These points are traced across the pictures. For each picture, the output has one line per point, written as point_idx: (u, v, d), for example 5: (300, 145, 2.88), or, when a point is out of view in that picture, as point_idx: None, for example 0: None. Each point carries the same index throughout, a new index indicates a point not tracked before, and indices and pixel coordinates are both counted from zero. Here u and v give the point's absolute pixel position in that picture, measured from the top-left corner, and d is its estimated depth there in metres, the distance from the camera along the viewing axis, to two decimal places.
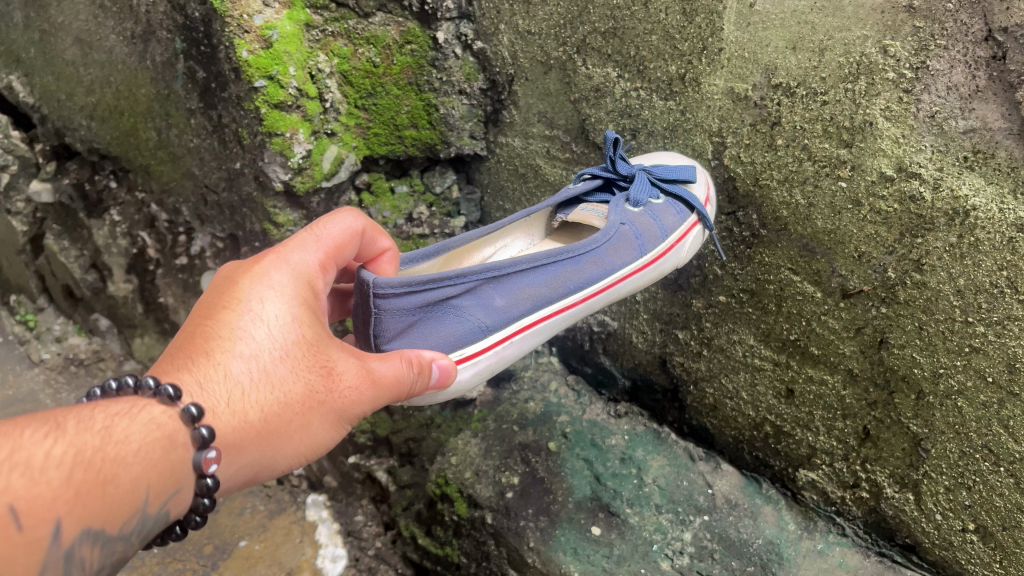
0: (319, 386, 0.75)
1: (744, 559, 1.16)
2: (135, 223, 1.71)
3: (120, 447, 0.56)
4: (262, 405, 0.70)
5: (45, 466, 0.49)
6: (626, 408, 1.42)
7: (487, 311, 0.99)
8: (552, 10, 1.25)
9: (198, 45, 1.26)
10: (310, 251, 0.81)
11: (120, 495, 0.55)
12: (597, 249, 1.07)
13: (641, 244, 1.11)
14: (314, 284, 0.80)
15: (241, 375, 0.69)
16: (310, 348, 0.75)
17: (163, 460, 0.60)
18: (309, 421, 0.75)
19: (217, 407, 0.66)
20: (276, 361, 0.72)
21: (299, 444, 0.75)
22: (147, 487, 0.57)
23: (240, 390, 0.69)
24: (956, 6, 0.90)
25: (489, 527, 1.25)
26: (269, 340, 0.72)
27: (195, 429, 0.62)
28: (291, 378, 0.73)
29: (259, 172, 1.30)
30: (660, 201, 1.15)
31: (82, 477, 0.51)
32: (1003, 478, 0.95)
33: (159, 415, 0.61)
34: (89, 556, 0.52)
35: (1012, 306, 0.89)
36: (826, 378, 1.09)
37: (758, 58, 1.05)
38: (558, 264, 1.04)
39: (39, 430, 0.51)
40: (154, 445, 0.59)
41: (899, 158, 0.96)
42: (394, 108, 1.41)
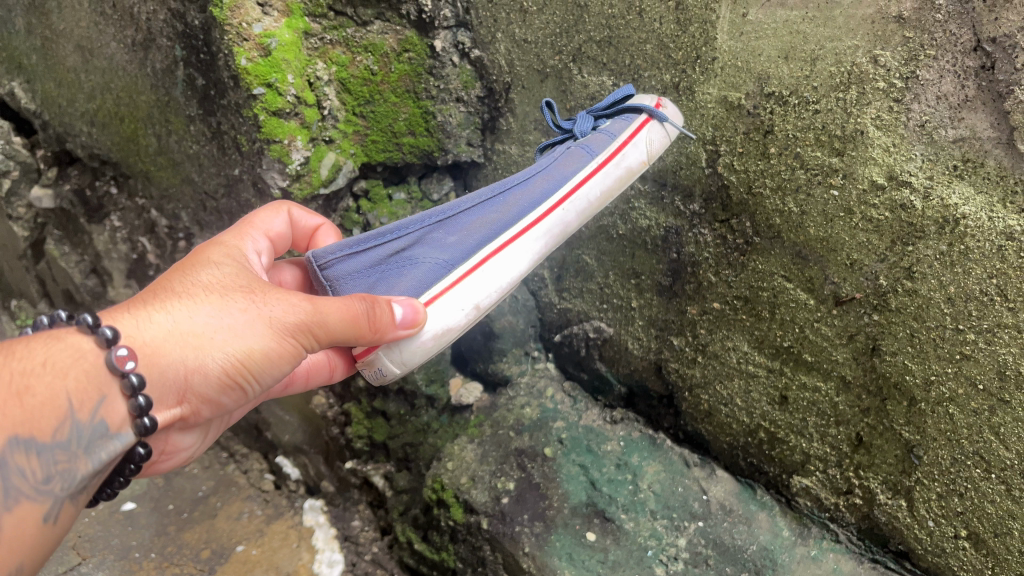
0: (238, 297, 0.81)
1: (738, 564, 1.18)
2: (135, 228, 1.72)
3: (26, 358, 0.66)
4: (177, 316, 0.77)
5: None
6: (622, 414, 1.42)
7: (443, 248, 1.10)
8: (548, 18, 1.25)
9: (198, 53, 1.27)
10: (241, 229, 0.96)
11: (36, 402, 0.66)
12: (540, 170, 1.15)
13: (587, 150, 1.15)
14: (236, 244, 0.92)
15: (154, 296, 0.79)
16: (226, 274, 0.84)
17: (73, 368, 0.70)
18: (233, 327, 0.79)
19: (125, 320, 0.75)
20: (192, 286, 0.80)
21: (229, 347, 0.78)
22: (64, 393, 0.68)
23: (153, 305, 0.78)
24: (945, 16, 0.90)
25: (484, 532, 1.25)
26: (187, 275, 0.82)
27: (95, 331, 0.71)
28: (206, 294, 0.80)
29: (258, 178, 1.31)
30: (609, 121, 1.18)
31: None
32: (994, 485, 0.96)
33: (63, 333, 0.71)
34: (23, 457, 0.65)
35: (1002, 314, 0.91)
36: (819, 384, 1.10)
37: (751, 67, 1.06)
38: (503, 193, 1.14)
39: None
40: (62, 358, 0.70)
41: (890, 166, 0.96)
42: (392, 115, 1.42)
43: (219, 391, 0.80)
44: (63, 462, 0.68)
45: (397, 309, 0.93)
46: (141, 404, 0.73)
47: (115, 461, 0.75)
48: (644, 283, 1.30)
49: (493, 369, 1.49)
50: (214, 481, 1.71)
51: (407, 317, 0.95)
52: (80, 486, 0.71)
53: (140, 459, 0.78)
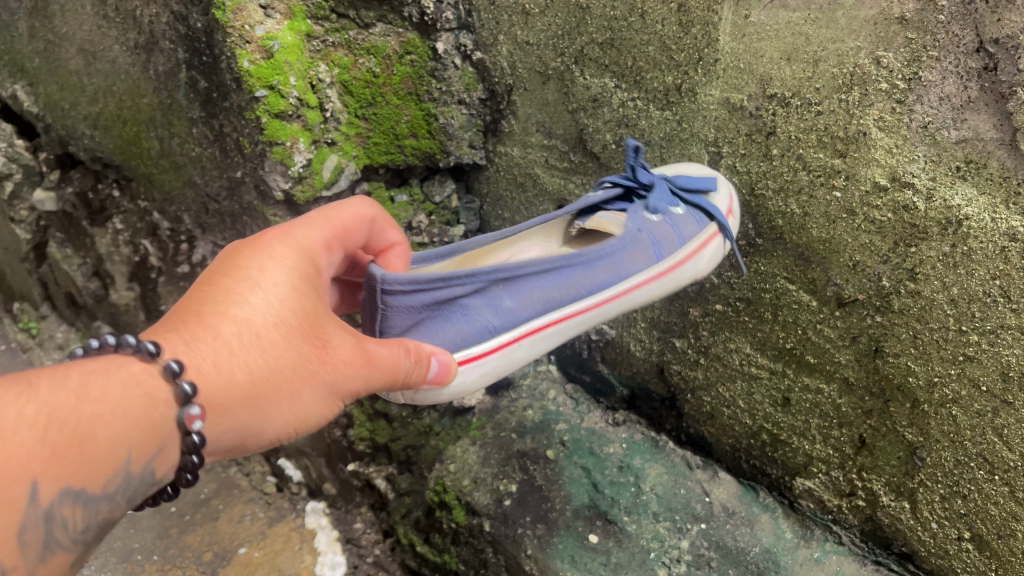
0: (309, 356, 0.72)
1: (742, 567, 1.17)
2: (137, 231, 1.73)
3: (97, 401, 0.55)
4: (252, 368, 0.68)
5: (17, 427, 0.49)
6: (625, 417, 1.41)
7: (499, 311, 0.98)
8: (550, 20, 1.25)
9: (200, 55, 1.28)
10: (320, 222, 0.82)
11: (99, 453, 0.54)
12: (611, 255, 1.05)
13: (657, 250, 1.08)
14: (313, 250, 0.79)
15: (231, 331, 0.68)
16: (299, 317, 0.72)
17: (146, 415, 0.58)
18: (299, 388, 0.72)
19: (203, 367, 0.64)
20: (270, 327, 0.70)
21: (291, 410, 0.72)
22: (129, 446, 0.57)
23: (232, 349, 0.67)
24: (948, 17, 0.90)
25: (487, 534, 1.25)
26: (264, 307, 0.70)
27: (177, 384, 0.60)
28: (284, 345, 0.70)
29: (260, 181, 1.31)
30: (679, 211, 1.11)
31: (54, 434, 0.51)
32: (998, 487, 0.95)
33: (136, 372, 0.59)
34: (71, 514, 0.53)
35: (1006, 315, 0.90)
36: (822, 386, 1.10)
37: (753, 69, 1.06)
38: (569, 269, 1.03)
39: (8, 391, 0.50)
40: (134, 401, 0.58)
41: (893, 167, 0.96)
42: (394, 117, 1.42)
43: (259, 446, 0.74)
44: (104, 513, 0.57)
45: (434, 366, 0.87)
46: (195, 461, 0.63)
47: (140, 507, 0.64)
48: None
49: None
50: (216, 483, 1.70)
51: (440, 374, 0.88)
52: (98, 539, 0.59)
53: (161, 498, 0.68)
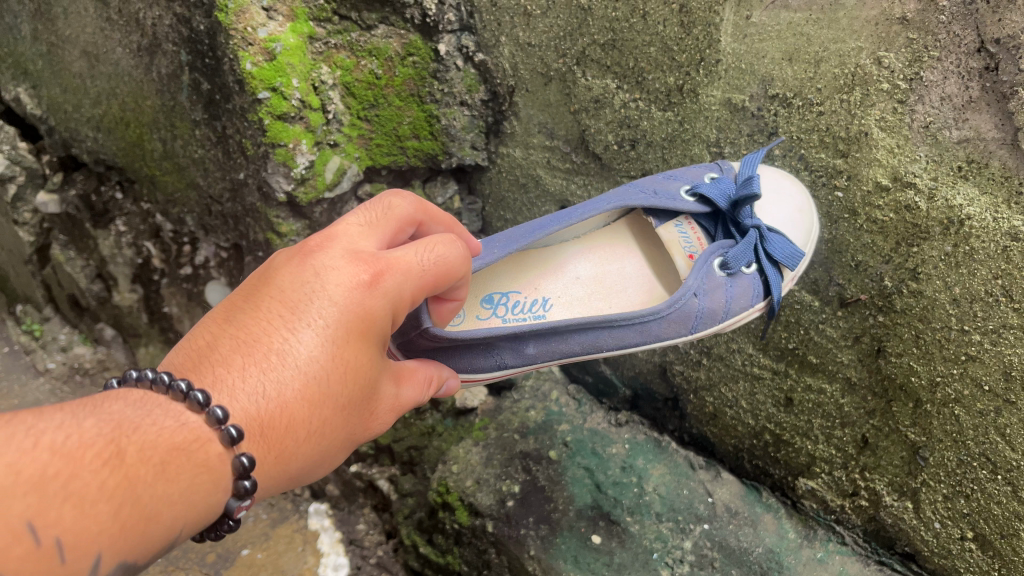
0: (359, 429, 0.75)
1: (744, 567, 1.16)
2: (140, 233, 1.73)
3: (172, 483, 0.56)
4: (312, 449, 0.70)
5: (98, 499, 0.50)
6: (627, 417, 1.41)
7: (516, 352, 1.03)
8: (552, 22, 1.26)
9: (203, 57, 1.28)
10: (413, 277, 0.75)
11: (157, 535, 0.54)
12: (649, 325, 1.03)
13: (695, 325, 1.05)
14: (393, 308, 0.74)
15: (305, 416, 0.67)
16: (362, 392, 0.73)
17: (207, 499, 0.59)
18: (342, 452, 0.76)
19: (268, 459, 0.65)
20: (335, 409, 0.70)
21: (330, 468, 0.76)
22: (182, 528, 0.57)
23: (301, 434, 0.68)
24: (949, 17, 0.91)
25: (490, 535, 1.26)
26: (337, 388, 0.70)
27: (239, 476, 0.62)
28: (342, 423, 0.72)
29: (263, 183, 1.32)
30: (752, 273, 1.05)
31: (129, 516, 0.51)
32: (1001, 486, 0.96)
33: (213, 455, 0.60)
34: None
35: (1008, 315, 0.91)
36: (825, 387, 1.10)
37: (755, 70, 1.06)
38: (604, 330, 1.03)
39: (103, 457, 0.51)
40: (200, 482, 0.59)
41: (895, 167, 0.97)
42: (396, 119, 1.42)
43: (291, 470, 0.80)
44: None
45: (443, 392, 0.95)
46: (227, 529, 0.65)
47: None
48: None
49: None
50: None
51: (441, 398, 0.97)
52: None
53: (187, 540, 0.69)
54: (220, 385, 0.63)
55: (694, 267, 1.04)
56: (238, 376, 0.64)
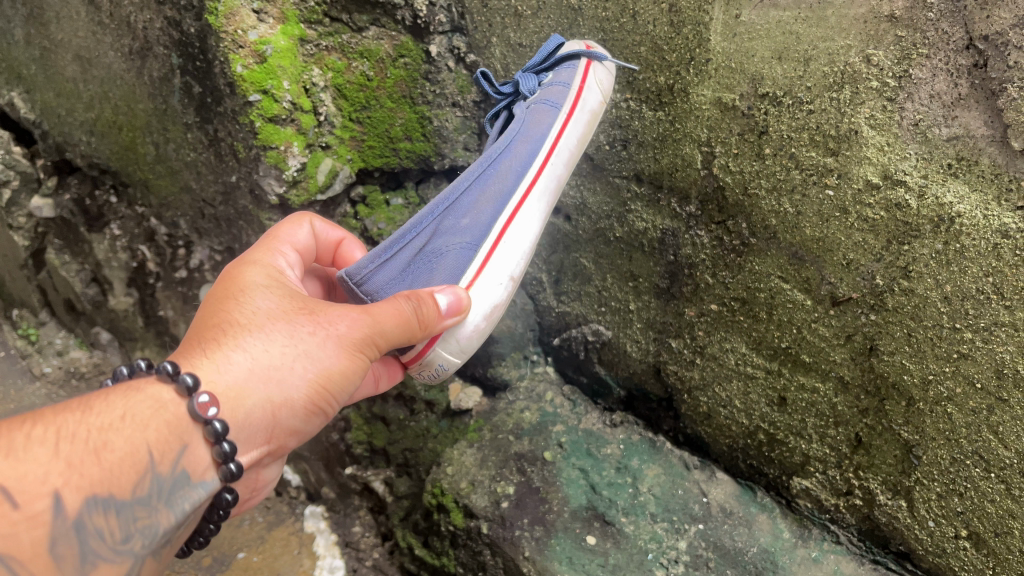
0: (302, 319, 0.85)
1: (739, 567, 1.17)
2: (135, 236, 1.73)
3: (104, 413, 0.70)
4: (262, 348, 0.82)
5: (29, 446, 0.64)
6: (622, 418, 1.42)
7: (462, 232, 1.13)
8: (543, 22, 1.26)
9: (194, 61, 1.28)
10: (275, 245, 0.97)
11: (116, 455, 0.69)
12: (519, 133, 1.19)
13: (549, 105, 1.20)
14: (272, 261, 0.94)
15: (221, 332, 0.82)
16: (276, 298, 0.87)
17: (152, 420, 0.74)
18: (308, 351, 0.84)
19: (204, 366, 0.79)
20: (251, 315, 0.84)
21: (310, 374, 0.84)
22: (145, 446, 0.72)
23: (225, 342, 0.82)
24: (937, 15, 0.90)
25: (485, 537, 1.25)
26: (241, 306, 0.85)
27: (174, 381, 0.76)
28: (269, 323, 0.84)
29: (255, 185, 1.32)
30: (551, 75, 1.23)
31: (69, 448, 0.66)
32: (994, 484, 0.95)
33: (145, 387, 0.75)
34: (106, 512, 0.69)
35: (999, 312, 0.90)
36: (818, 385, 1.09)
37: (745, 69, 1.06)
38: (493, 165, 1.18)
39: (18, 421, 0.66)
40: (140, 410, 0.73)
41: (884, 165, 0.96)
42: (388, 121, 1.42)
43: (303, 419, 0.87)
44: (141, 520, 0.72)
45: (443, 301, 1.00)
46: (225, 451, 0.78)
47: (199, 509, 0.80)
48: (643, 285, 1.29)
49: (493, 373, 1.48)
50: None
51: (454, 306, 1.01)
52: (158, 543, 0.75)
53: (226, 506, 0.84)
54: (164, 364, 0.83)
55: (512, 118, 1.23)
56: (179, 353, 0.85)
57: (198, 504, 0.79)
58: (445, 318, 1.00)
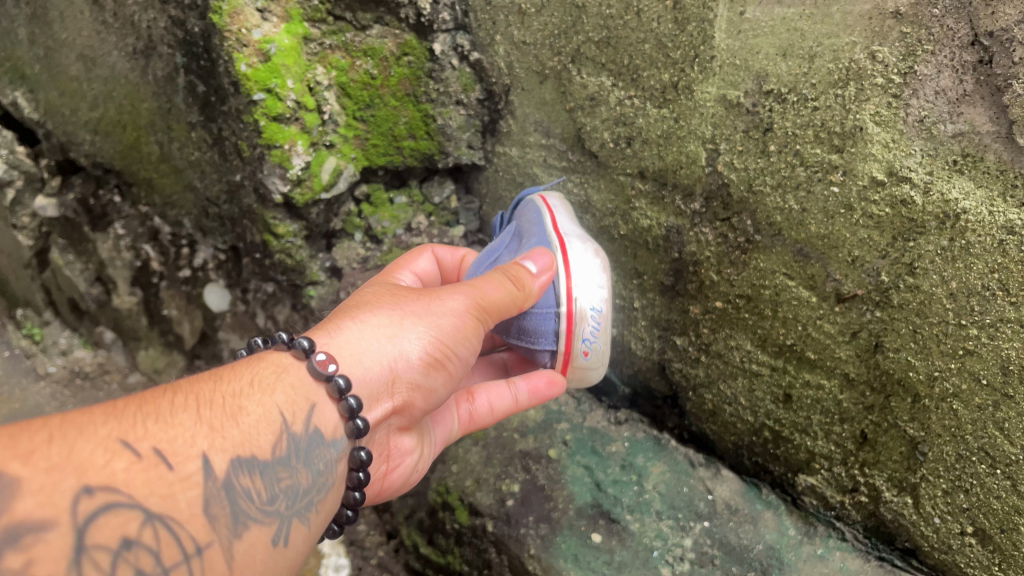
0: (408, 297, 0.95)
1: (745, 564, 1.17)
2: (138, 236, 1.73)
3: (235, 382, 0.77)
4: (373, 316, 0.92)
5: (175, 413, 0.70)
6: (627, 415, 1.42)
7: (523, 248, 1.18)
8: (547, 20, 1.25)
9: (199, 60, 1.29)
10: (395, 273, 1.16)
11: (249, 420, 0.75)
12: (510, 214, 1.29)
13: (523, 195, 1.32)
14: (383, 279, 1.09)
15: (339, 314, 0.93)
16: (385, 290, 0.98)
17: (278, 383, 0.80)
18: (413, 311, 0.92)
19: (323, 333, 0.89)
20: (363, 301, 0.95)
21: (424, 332, 0.91)
22: (276, 410, 0.78)
23: (338, 322, 0.91)
24: (942, 11, 0.90)
25: (490, 534, 1.26)
26: (355, 301, 0.97)
27: (293, 347, 0.85)
28: (378, 302, 0.94)
29: (259, 184, 1.32)
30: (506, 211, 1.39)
31: (209, 413, 0.72)
32: (1000, 481, 0.95)
33: (271, 360, 0.84)
34: (247, 475, 0.73)
35: (1005, 309, 0.90)
36: (823, 382, 1.10)
37: (749, 66, 1.06)
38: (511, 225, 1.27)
39: (163, 393, 0.72)
40: (266, 378, 0.80)
41: (889, 162, 0.96)
42: (393, 119, 1.43)
43: (421, 377, 0.92)
44: (283, 480, 0.77)
45: (531, 264, 1.04)
46: (351, 406, 0.84)
47: (337, 471, 0.86)
48: (647, 283, 1.30)
49: None
50: None
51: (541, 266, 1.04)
52: (302, 504, 0.79)
53: (363, 466, 0.88)
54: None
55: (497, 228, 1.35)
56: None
57: (332, 464, 0.84)
58: (538, 277, 1.03)
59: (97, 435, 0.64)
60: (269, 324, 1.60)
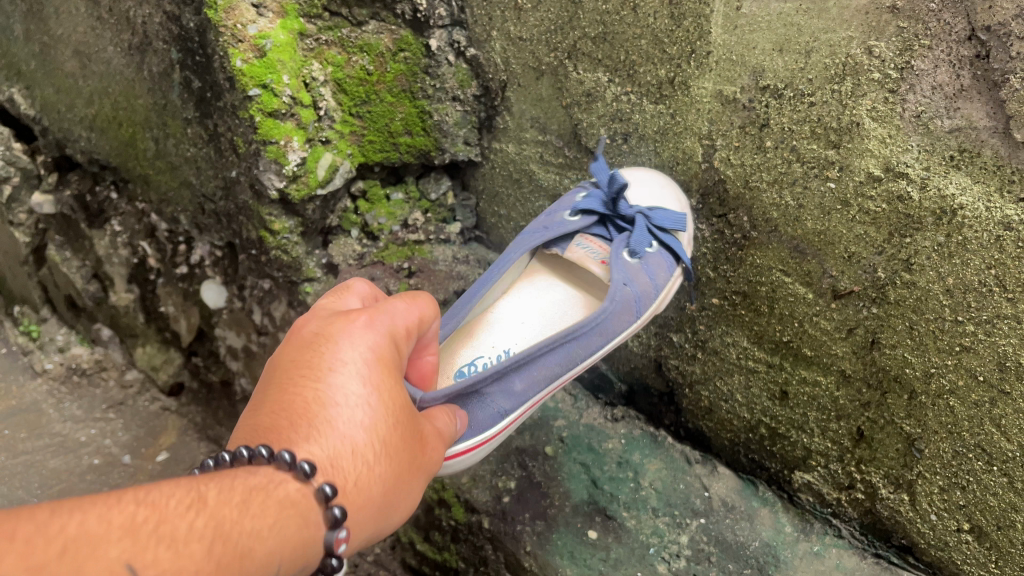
0: (417, 451, 0.73)
1: (741, 561, 1.17)
2: (135, 233, 1.72)
3: (259, 517, 0.55)
4: (382, 477, 0.67)
5: (189, 539, 0.49)
6: (623, 412, 1.40)
7: (513, 394, 1.05)
8: (543, 16, 1.26)
9: (194, 55, 1.28)
10: (409, 328, 0.76)
11: (257, 569, 0.53)
12: (604, 323, 1.11)
13: (637, 309, 1.14)
14: (403, 341, 0.75)
15: (365, 445, 0.66)
16: (407, 416, 0.72)
17: (299, 533, 0.58)
18: (413, 481, 0.73)
19: (348, 483, 0.64)
20: (389, 432, 0.69)
21: (409, 504, 0.74)
22: (281, 561, 0.56)
23: (361, 466, 0.65)
24: (940, 5, 0.89)
25: (486, 531, 1.26)
26: (380, 419, 0.68)
27: (327, 505, 0.60)
28: (400, 446, 0.70)
29: (255, 180, 1.31)
30: (649, 250, 1.17)
31: (225, 551, 0.51)
32: (997, 478, 0.96)
33: (293, 492, 0.59)
34: None
35: (1001, 304, 0.90)
36: (819, 379, 1.09)
37: (746, 61, 1.05)
38: (573, 339, 1.09)
39: (184, 499, 0.51)
40: (289, 517, 0.58)
41: (885, 158, 0.96)
42: (389, 115, 1.42)
43: None
44: None
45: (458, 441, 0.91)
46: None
47: None
48: None
49: None
50: None
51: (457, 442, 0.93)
52: None
53: None
54: (246, 433, 0.65)
55: (614, 268, 1.14)
56: (259, 425, 0.65)
57: None
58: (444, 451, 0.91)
59: (102, 550, 0.45)
60: (266, 322, 1.57)
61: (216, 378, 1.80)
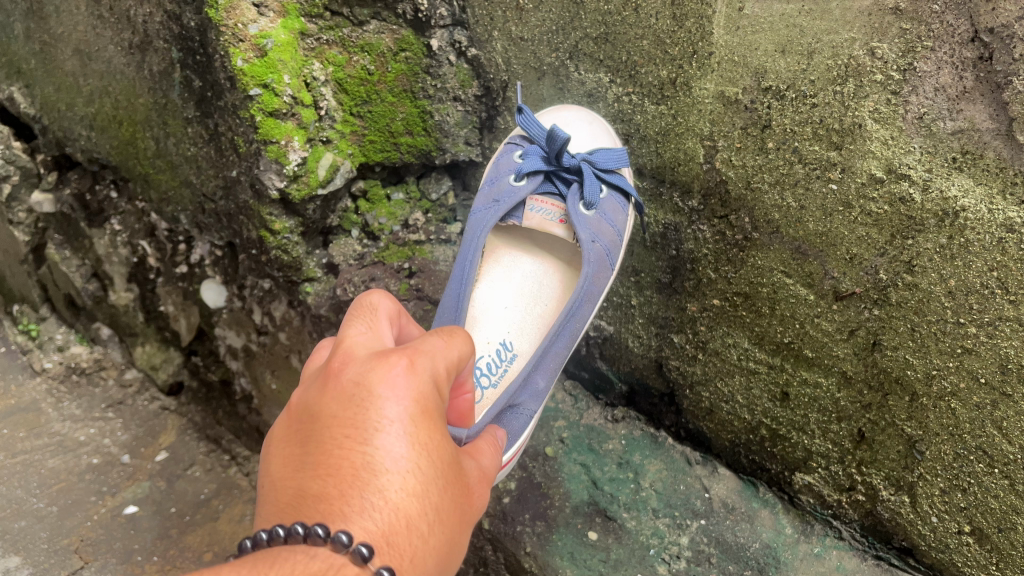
0: (466, 504, 0.71)
1: (741, 562, 1.17)
2: (135, 232, 1.72)
3: None
4: (436, 542, 0.65)
5: None
6: (623, 413, 1.40)
7: (536, 394, 1.11)
8: (545, 16, 1.26)
9: (195, 54, 1.28)
10: (448, 361, 0.70)
11: None
12: (591, 288, 1.17)
13: (610, 261, 1.22)
14: (444, 380, 0.69)
15: (419, 511, 0.63)
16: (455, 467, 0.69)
17: None
18: (463, 535, 0.71)
19: (404, 561, 0.61)
20: (440, 493, 0.66)
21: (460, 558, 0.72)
22: None
23: (415, 537, 0.63)
24: (942, 7, 0.90)
25: (486, 532, 1.25)
26: (431, 479, 0.65)
27: None
28: (450, 506, 0.67)
29: (256, 180, 1.31)
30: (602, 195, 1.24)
31: None
32: (998, 480, 0.96)
33: None
34: None
35: (1003, 307, 0.91)
36: (821, 380, 1.09)
37: (747, 62, 1.05)
38: (571, 318, 1.15)
39: None
40: None
41: (888, 159, 0.96)
42: (390, 115, 1.41)
43: None
44: None
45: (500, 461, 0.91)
46: None
47: None
48: (644, 281, 1.28)
49: None
50: (216, 484, 1.81)
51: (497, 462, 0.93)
52: None
53: None
54: (296, 500, 0.62)
55: (580, 227, 1.19)
56: (308, 492, 0.62)
57: None
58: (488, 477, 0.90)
59: None
60: (266, 321, 1.58)
61: (215, 378, 1.80)
